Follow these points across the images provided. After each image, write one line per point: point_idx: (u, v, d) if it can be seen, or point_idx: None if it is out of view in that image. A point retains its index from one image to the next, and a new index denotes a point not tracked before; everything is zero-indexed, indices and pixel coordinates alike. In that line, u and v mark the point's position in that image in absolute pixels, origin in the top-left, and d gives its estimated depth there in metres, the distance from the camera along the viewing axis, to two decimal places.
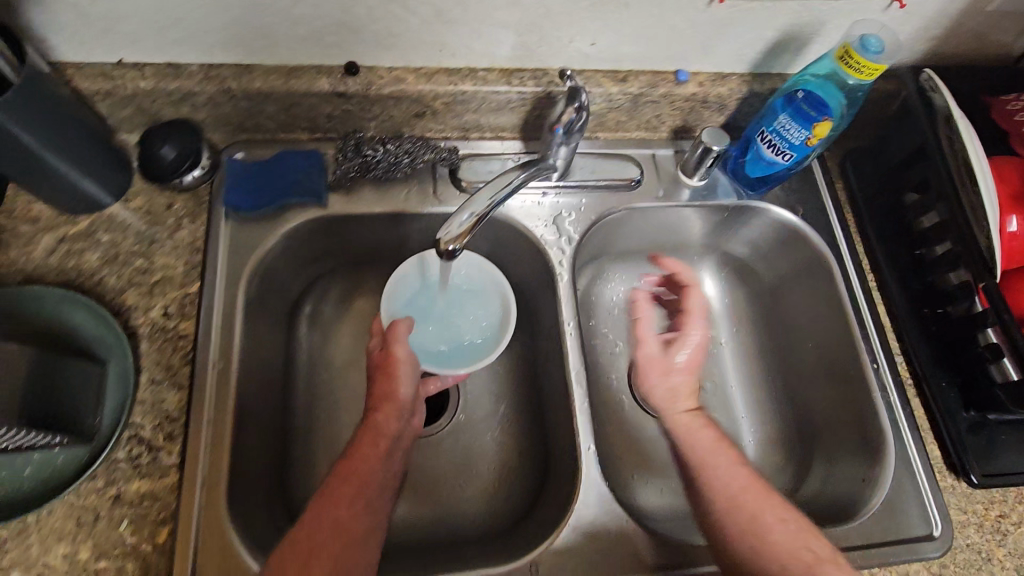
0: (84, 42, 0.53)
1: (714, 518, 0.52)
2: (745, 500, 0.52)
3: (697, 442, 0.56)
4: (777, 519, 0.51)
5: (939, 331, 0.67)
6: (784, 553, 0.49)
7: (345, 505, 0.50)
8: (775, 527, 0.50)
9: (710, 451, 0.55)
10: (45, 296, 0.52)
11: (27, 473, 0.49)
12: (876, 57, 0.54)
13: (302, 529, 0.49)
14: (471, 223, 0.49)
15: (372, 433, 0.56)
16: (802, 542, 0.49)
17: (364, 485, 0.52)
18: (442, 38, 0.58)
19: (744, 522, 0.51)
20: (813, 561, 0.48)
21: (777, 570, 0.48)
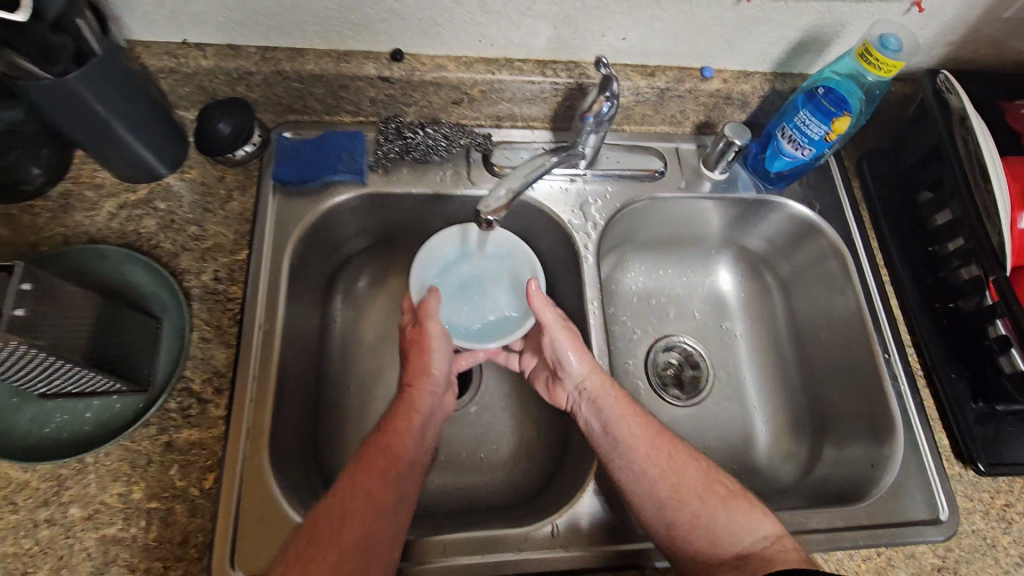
0: (154, 21, 0.58)
1: (637, 464, 0.59)
2: (662, 446, 0.61)
3: (608, 398, 0.63)
4: (691, 462, 0.61)
5: (951, 325, 0.69)
6: (695, 493, 0.58)
7: (379, 470, 0.54)
8: (694, 470, 0.60)
9: (623, 405, 0.63)
10: (109, 254, 0.57)
11: (89, 416, 0.53)
12: (894, 55, 0.57)
13: (337, 496, 0.52)
14: (507, 199, 0.52)
15: (407, 407, 0.60)
16: (714, 481, 0.59)
17: (396, 456, 0.56)
18: (483, 28, 0.62)
19: (665, 465, 0.60)
20: (728, 496, 0.58)
21: (693, 503, 0.57)
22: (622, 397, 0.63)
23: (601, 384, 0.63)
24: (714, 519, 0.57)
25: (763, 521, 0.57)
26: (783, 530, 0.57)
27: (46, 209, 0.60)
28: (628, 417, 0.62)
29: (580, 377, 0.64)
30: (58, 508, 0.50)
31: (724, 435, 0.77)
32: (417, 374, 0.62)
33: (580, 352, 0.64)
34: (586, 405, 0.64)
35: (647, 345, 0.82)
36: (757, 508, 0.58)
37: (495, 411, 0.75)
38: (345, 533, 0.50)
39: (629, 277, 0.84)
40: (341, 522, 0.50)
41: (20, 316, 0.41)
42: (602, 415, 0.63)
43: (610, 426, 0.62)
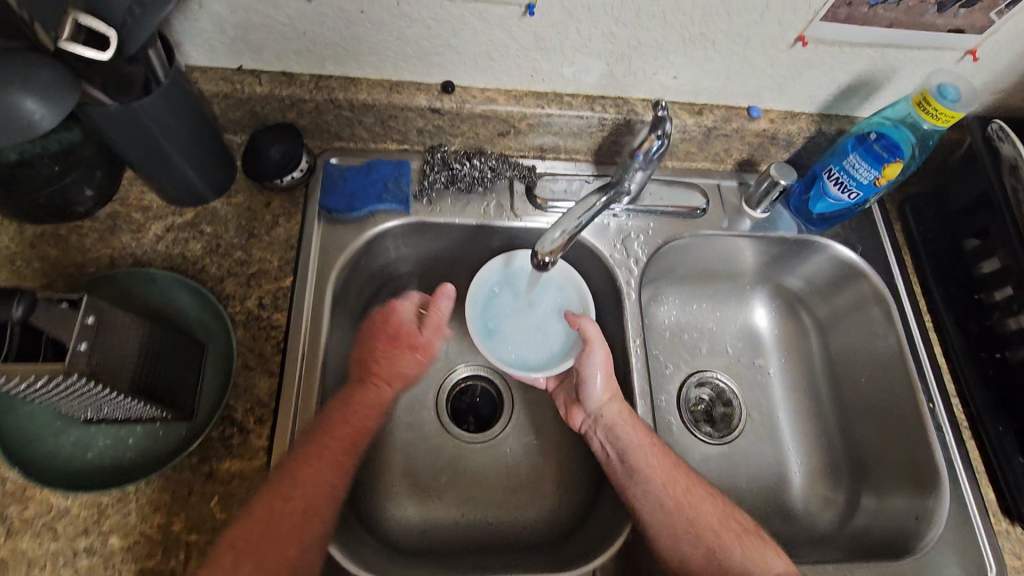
0: (213, 48, 0.58)
1: (654, 495, 0.58)
2: (679, 477, 0.59)
3: (626, 426, 0.61)
4: (707, 495, 0.59)
5: (997, 375, 0.68)
6: (712, 535, 0.57)
7: (319, 459, 0.54)
8: (710, 504, 0.58)
9: (643, 434, 0.61)
10: (159, 278, 0.57)
11: (132, 442, 0.52)
12: (952, 105, 0.57)
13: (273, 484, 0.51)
14: (562, 241, 0.53)
15: (365, 393, 0.60)
16: (729, 517, 0.58)
17: (337, 444, 0.55)
18: (536, 64, 0.62)
19: (681, 497, 0.58)
20: (743, 533, 0.57)
21: (711, 548, 0.56)
22: (641, 426, 0.61)
23: (620, 412, 0.62)
24: (728, 555, 0.56)
25: (776, 560, 0.56)
26: (794, 568, 0.56)
27: (94, 230, 0.60)
28: (646, 447, 0.60)
29: (601, 404, 0.63)
30: (98, 537, 0.49)
31: (758, 476, 0.76)
32: (376, 363, 0.63)
33: (607, 380, 0.63)
34: (603, 432, 0.63)
35: (679, 381, 0.81)
36: (770, 546, 0.57)
37: (528, 445, 0.74)
38: (281, 524, 0.50)
39: (663, 311, 0.83)
40: (274, 510, 0.50)
41: (83, 350, 0.40)
42: (620, 443, 0.61)
43: (627, 454, 0.60)
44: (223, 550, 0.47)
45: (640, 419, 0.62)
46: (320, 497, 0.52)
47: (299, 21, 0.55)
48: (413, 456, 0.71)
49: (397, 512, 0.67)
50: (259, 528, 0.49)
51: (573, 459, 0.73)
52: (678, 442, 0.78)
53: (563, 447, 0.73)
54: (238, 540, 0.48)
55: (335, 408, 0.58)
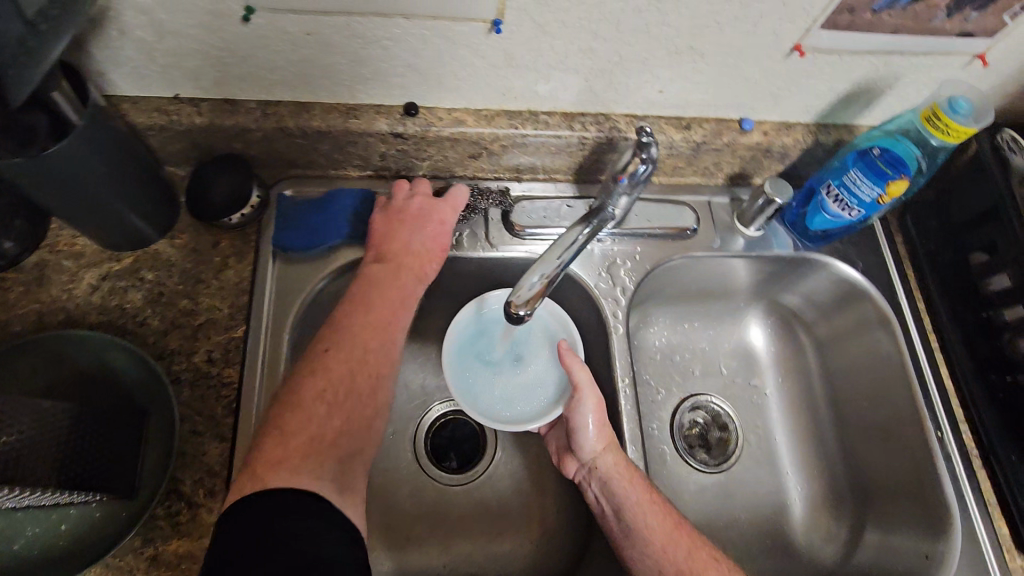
0: (142, 76, 0.52)
1: (651, 558, 0.53)
2: (680, 539, 0.53)
3: (624, 479, 0.55)
4: (712, 560, 0.52)
5: (1008, 400, 0.64)
6: None
7: (370, 326, 0.51)
8: (714, 571, 0.51)
9: (642, 489, 0.55)
10: (90, 340, 0.50)
11: (64, 529, 0.46)
12: (965, 120, 0.52)
13: (332, 349, 0.49)
14: (540, 287, 0.48)
15: (401, 276, 0.55)
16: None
17: (385, 317, 0.52)
18: (508, 82, 0.56)
19: (683, 563, 0.52)
20: None
21: None
22: (639, 481, 0.56)
23: (615, 465, 0.56)
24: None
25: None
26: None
27: (18, 283, 0.54)
28: (645, 505, 0.54)
29: (595, 456, 0.57)
30: None
31: (757, 509, 0.72)
32: (400, 243, 0.56)
33: (600, 428, 0.57)
34: (597, 486, 0.57)
35: (672, 408, 0.77)
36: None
37: (511, 487, 0.69)
38: (350, 389, 0.48)
39: (653, 333, 0.79)
40: (344, 373, 0.48)
41: None
42: (616, 499, 0.55)
43: (624, 512, 0.55)
44: (307, 403, 0.46)
45: (638, 472, 0.57)
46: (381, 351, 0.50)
47: (236, 45, 0.49)
48: (389, 506, 0.66)
49: (372, 568, 0.63)
50: (334, 388, 0.47)
51: (560, 501, 0.68)
52: (672, 474, 0.73)
53: (550, 488, 0.69)
54: (318, 395, 0.46)
55: (373, 288, 0.53)
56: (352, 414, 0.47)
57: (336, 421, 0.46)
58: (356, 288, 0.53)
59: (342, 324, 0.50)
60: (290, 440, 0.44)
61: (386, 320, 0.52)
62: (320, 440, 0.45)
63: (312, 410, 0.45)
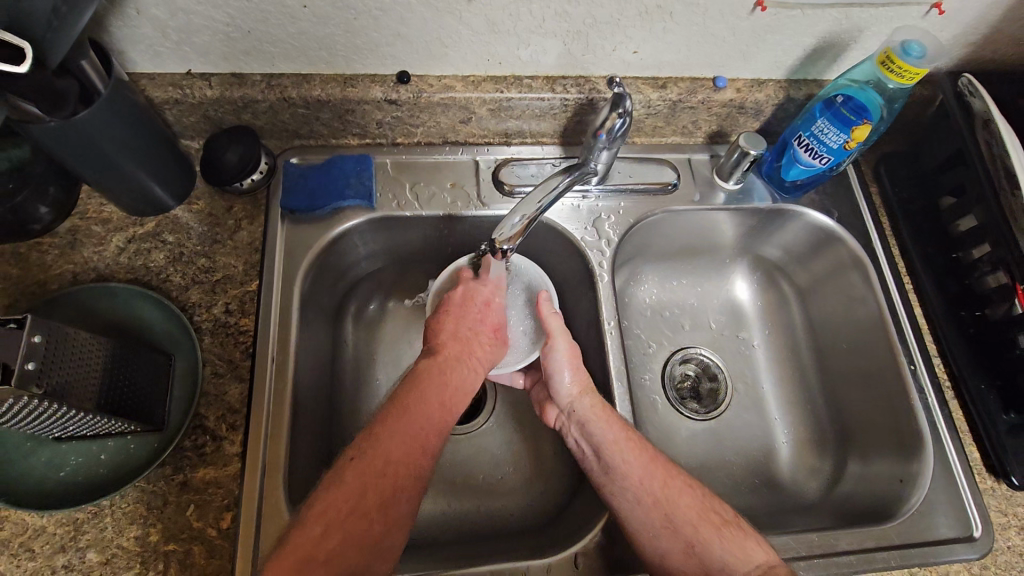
0: (158, 53, 0.57)
1: (629, 491, 0.56)
2: (656, 472, 0.57)
3: (599, 420, 0.60)
4: (686, 488, 0.56)
5: (978, 333, 0.67)
6: (693, 529, 0.54)
7: (398, 437, 0.49)
8: (688, 496, 0.56)
9: (617, 428, 0.60)
10: (120, 292, 0.57)
11: (104, 458, 0.52)
12: (918, 62, 0.56)
13: (359, 455, 0.48)
14: (521, 226, 0.54)
15: (450, 366, 0.56)
16: (708, 509, 0.55)
17: (419, 428, 0.50)
18: (491, 48, 0.61)
19: (659, 492, 0.56)
20: (722, 524, 0.54)
21: (691, 541, 0.53)
22: (614, 421, 0.60)
23: (591, 407, 0.61)
24: (707, 550, 0.52)
25: (756, 551, 0.52)
26: (778, 560, 0.52)
27: (54, 246, 0.60)
28: (620, 442, 0.59)
29: (571, 401, 0.62)
30: (76, 553, 0.50)
31: (745, 449, 0.75)
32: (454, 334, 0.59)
33: (575, 374, 0.63)
34: (577, 430, 0.62)
35: (663, 360, 0.80)
36: (751, 537, 0.53)
37: (512, 432, 0.73)
38: (361, 506, 0.46)
39: (643, 290, 0.82)
40: (358, 487, 0.46)
41: (31, 369, 0.41)
42: (594, 439, 0.60)
43: (602, 450, 0.59)
44: (314, 514, 0.45)
45: (613, 412, 0.61)
46: (405, 471, 0.48)
47: (241, 20, 0.54)
48: None
49: None
50: (341, 502, 0.45)
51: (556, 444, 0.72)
52: (664, 420, 0.77)
53: (546, 432, 0.73)
54: (322, 511, 0.45)
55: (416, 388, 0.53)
56: (354, 536, 0.45)
57: (334, 540, 0.44)
58: (404, 388, 0.53)
59: (375, 431, 0.50)
60: (288, 556, 0.43)
61: (419, 432, 0.50)
62: (313, 559, 0.43)
63: (312, 527, 0.44)
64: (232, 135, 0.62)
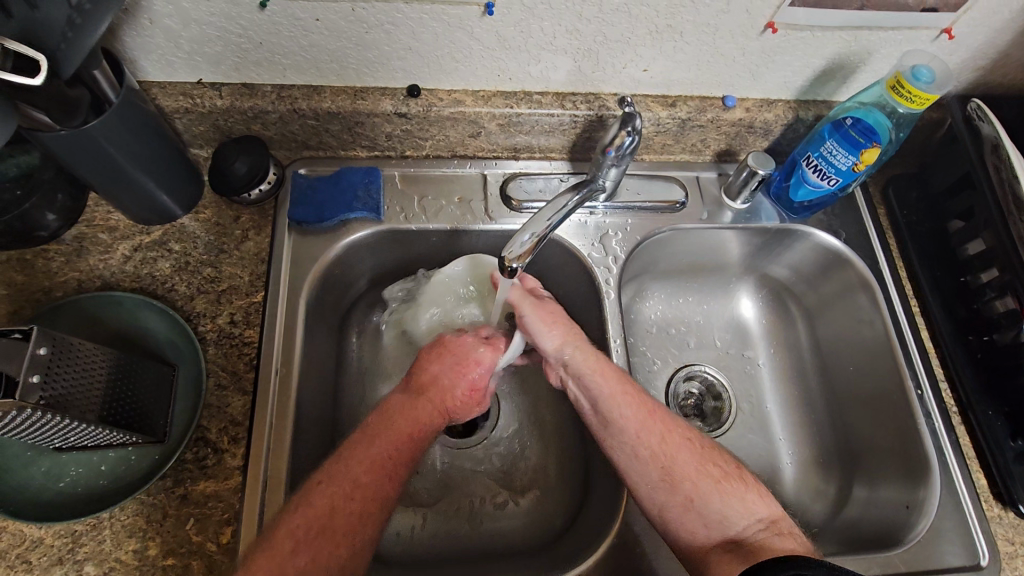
0: (170, 63, 0.57)
1: (627, 444, 0.57)
2: (653, 425, 0.58)
3: (597, 373, 0.60)
4: (684, 441, 0.57)
5: (986, 358, 0.67)
6: (693, 484, 0.54)
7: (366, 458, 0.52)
8: (687, 450, 0.56)
9: (615, 381, 0.59)
10: (124, 300, 0.56)
11: (104, 469, 0.52)
12: (927, 87, 0.56)
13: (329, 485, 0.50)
14: (531, 244, 0.54)
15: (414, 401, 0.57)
16: (708, 462, 0.56)
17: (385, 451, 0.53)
18: (503, 64, 0.61)
19: (656, 446, 0.56)
20: (723, 478, 0.55)
21: (692, 492, 0.54)
22: (610, 375, 0.60)
23: (586, 361, 0.61)
24: (708, 504, 0.53)
25: (757, 504, 0.54)
26: (776, 508, 0.54)
27: (60, 254, 0.59)
28: (618, 395, 0.59)
29: (560, 350, 0.62)
30: (74, 566, 0.49)
31: (750, 469, 0.74)
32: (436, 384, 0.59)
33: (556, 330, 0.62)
34: (574, 382, 0.61)
35: (667, 377, 0.79)
36: (753, 490, 0.55)
37: (515, 448, 0.72)
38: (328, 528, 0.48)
39: (648, 306, 0.82)
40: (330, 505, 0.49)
41: (35, 382, 0.41)
42: (592, 392, 0.60)
43: (599, 405, 0.59)
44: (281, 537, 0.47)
45: (609, 365, 0.61)
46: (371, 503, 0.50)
47: (254, 31, 0.54)
48: None
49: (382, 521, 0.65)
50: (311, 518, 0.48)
51: (560, 460, 0.71)
52: None
53: (550, 449, 0.72)
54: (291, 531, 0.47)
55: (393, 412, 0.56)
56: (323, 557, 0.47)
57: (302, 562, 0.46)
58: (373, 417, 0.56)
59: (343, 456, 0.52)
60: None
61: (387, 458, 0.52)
62: None
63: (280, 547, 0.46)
64: (240, 145, 0.62)
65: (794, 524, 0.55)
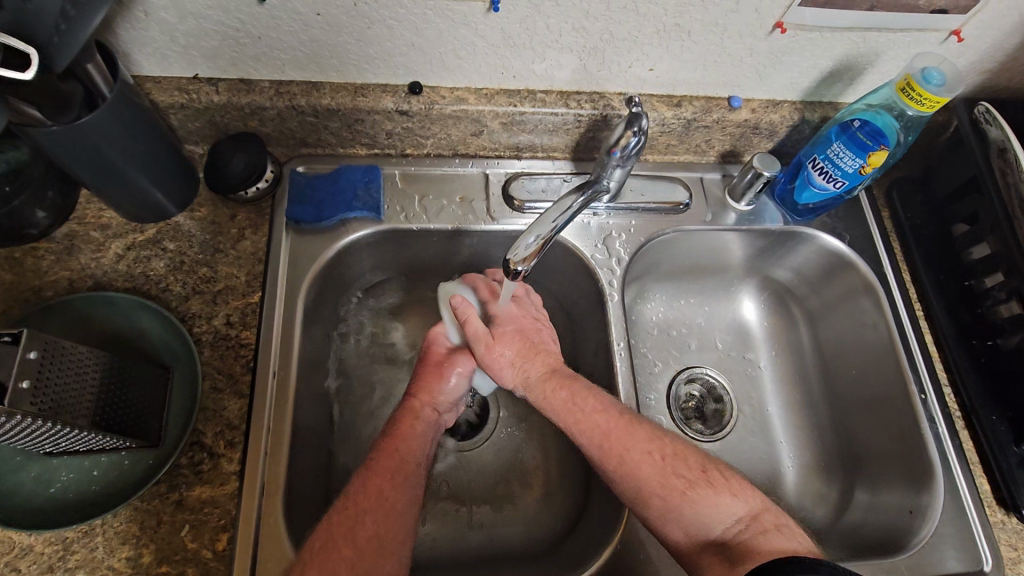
0: (165, 57, 0.56)
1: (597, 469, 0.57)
2: (611, 447, 0.56)
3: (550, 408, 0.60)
4: (644, 456, 0.55)
5: (990, 363, 0.67)
6: (662, 499, 0.53)
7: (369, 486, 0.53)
8: (647, 466, 0.54)
9: (566, 411, 0.59)
10: (118, 301, 0.55)
11: (96, 475, 0.50)
12: (938, 90, 0.56)
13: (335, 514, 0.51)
14: (536, 246, 0.53)
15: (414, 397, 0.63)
16: (671, 473, 0.54)
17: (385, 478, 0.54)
18: (506, 61, 0.60)
19: (618, 469, 0.55)
20: (688, 487, 0.53)
21: (662, 507, 0.53)
22: (563, 406, 0.59)
23: (541, 395, 0.61)
24: (681, 515, 0.52)
25: (731, 505, 0.52)
26: (749, 502, 0.52)
27: (51, 252, 0.58)
28: (571, 424, 0.58)
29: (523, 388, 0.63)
30: (64, 574, 0.48)
31: (751, 473, 0.74)
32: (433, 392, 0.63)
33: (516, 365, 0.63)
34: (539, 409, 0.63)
35: (668, 379, 0.78)
36: (723, 491, 0.53)
37: (515, 451, 0.71)
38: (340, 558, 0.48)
39: (650, 308, 0.81)
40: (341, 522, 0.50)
41: (25, 388, 0.39)
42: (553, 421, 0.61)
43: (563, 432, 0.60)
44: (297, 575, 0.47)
45: (561, 392, 0.60)
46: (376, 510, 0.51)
47: (251, 25, 0.53)
48: None
49: None
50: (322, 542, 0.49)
51: (560, 464, 0.70)
52: None
53: (550, 452, 0.71)
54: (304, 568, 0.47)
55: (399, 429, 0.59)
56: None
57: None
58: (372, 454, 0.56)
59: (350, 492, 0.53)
60: None
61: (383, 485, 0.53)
62: None
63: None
64: (238, 142, 0.60)
65: (780, 513, 0.53)
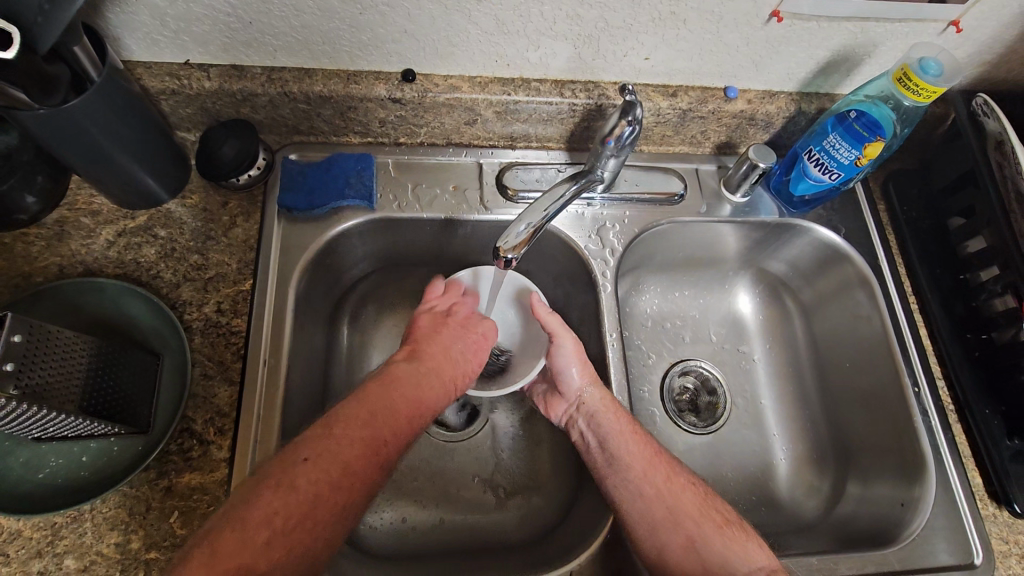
0: (156, 41, 0.55)
1: (632, 483, 0.57)
2: (658, 465, 0.58)
3: (608, 413, 0.60)
4: (688, 484, 0.57)
5: (984, 356, 0.66)
6: (695, 529, 0.54)
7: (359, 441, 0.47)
8: (690, 493, 0.56)
9: (624, 420, 0.60)
10: (107, 287, 0.55)
11: (85, 460, 0.50)
12: (935, 80, 0.55)
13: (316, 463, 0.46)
14: (526, 234, 0.52)
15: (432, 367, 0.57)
16: (709, 507, 0.55)
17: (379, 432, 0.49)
18: (500, 49, 0.59)
19: (660, 485, 0.56)
20: (723, 523, 0.54)
21: (685, 538, 0.53)
22: (622, 415, 0.60)
23: (601, 401, 0.61)
24: (709, 546, 0.53)
25: (757, 553, 0.53)
26: (777, 563, 0.53)
27: (41, 238, 0.58)
28: (627, 435, 0.59)
29: (581, 389, 0.62)
30: (53, 559, 0.48)
31: (744, 465, 0.74)
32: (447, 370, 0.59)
33: (583, 366, 0.62)
34: (584, 420, 0.61)
35: (662, 372, 0.78)
36: (753, 539, 0.54)
37: (507, 442, 0.71)
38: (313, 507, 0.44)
39: (644, 300, 0.81)
40: (308, 498, 0.44)
41: (9, 370, 0.39)
42: (601, 431, 0.60)
43: (608, 442, 0.59)
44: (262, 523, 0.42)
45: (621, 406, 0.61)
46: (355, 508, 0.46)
47: (242, 10, 0.52)
48: None
49: (373, 514, 0.64)
50: (292, 510, 0.43)
51: (552, 454, 0.70)
52: (661, 434, 0.75)
53: (543, 443, 0.71)
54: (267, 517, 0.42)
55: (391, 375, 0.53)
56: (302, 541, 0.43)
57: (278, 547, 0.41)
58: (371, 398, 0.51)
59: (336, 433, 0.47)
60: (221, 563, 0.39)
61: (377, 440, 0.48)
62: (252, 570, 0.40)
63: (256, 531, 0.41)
64: (231, 128, 0.60)
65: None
